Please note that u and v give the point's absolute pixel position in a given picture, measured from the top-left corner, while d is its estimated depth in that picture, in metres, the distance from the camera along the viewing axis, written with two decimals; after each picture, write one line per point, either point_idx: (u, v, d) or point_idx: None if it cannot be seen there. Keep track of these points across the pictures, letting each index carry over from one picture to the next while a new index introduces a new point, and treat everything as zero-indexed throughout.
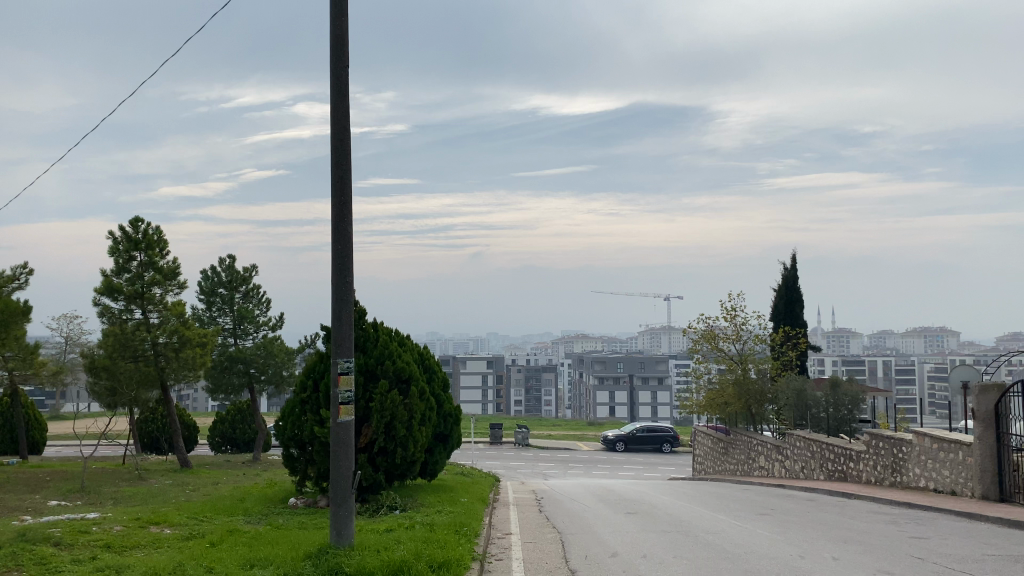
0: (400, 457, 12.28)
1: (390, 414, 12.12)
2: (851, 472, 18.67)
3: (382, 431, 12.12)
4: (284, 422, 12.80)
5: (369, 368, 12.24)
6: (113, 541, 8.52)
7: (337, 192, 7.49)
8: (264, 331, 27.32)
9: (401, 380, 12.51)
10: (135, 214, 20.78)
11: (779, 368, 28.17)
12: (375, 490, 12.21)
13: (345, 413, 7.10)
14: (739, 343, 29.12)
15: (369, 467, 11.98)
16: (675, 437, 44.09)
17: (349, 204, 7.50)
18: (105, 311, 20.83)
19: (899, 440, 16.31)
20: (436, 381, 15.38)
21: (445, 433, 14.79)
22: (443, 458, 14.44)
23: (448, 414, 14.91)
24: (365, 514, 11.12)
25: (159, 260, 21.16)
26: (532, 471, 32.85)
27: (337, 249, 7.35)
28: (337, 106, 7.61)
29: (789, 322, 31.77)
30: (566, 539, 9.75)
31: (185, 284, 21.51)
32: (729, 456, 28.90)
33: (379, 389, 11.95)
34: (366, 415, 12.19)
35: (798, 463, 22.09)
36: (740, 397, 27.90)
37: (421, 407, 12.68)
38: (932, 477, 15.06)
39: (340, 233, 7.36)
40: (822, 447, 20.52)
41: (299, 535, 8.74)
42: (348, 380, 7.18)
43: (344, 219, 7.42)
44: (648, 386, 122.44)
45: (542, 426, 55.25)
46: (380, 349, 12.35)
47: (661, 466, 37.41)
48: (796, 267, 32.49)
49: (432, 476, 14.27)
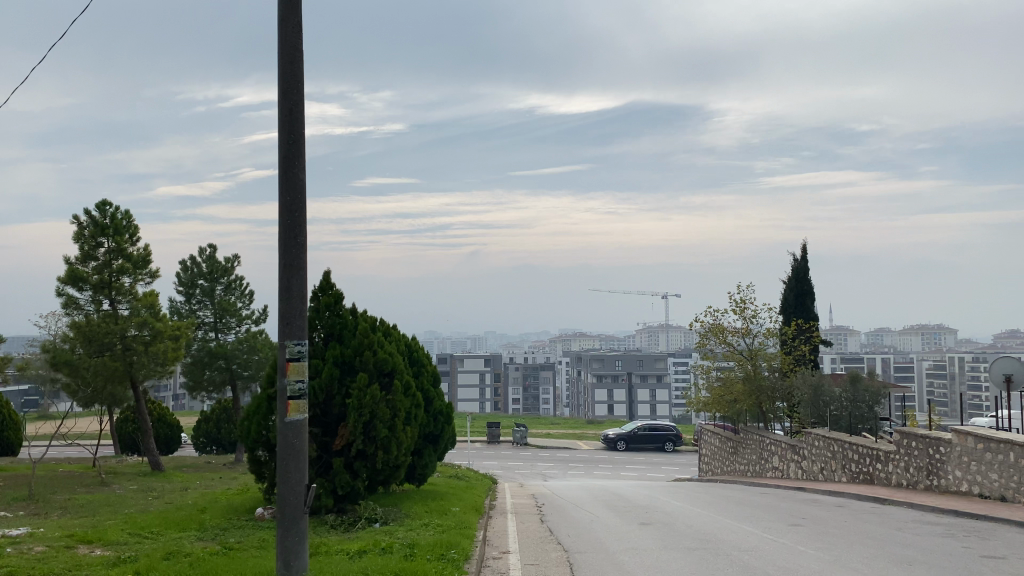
0: (382, 462, 10.73)
1: (370, 412, 10.57)
2: (878, 474, 17.16)
3: (361, 432, 10.54)
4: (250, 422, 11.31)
5: (346, 360, 10.76)
6: (20, 568, 6.99)
7: (285, 124, 5.76)
8: (247, 324, 25.74)
9: (383, 374, 11.04)
10: (102, 197, 19.27)
11: (791, 363, 26.58)
12: (353, 500, 10.69)
13: (296, 411, 5.58)
14: (749, 336, 27.70)
15: (345, 473, 10.43)
16: (678, 436, 42.56)
17: (300, 142, 5.81)
18: (68, 303, 19.21)
19: (936, 440, 14.82)
20: (425, 376, 13.90)
21: (435, 433, 13.31)
22: (433, 461, 12.94)
23: (437, 413, 13.47)
24: (339, 529, 9.63)
25: (128, 246, 19.53)
26: (532, 472, 31.37)
27: (285, 202, 5.70)
28: (285, 17, 5.87)
29: (800, 315, 30.17)
30: (575, 561, 8.19)
31: (157, 273, 19.94)
32: (738, 457, 27.39)
33: (358, 384, 10.45)
34: (342, 413, 10.63)
35: (817, 464, 20.53)
36: (751, 394, 26.34)
37: (406, 405, 11.16)
38: (976, 481, 13.60)
39: (290, 183, 5.69)
40: (843, 447, 19.02)
41: (249, 558, 7.23)
42: (299, 369, 5.61)
43: (295, 164, 5.75)
44: (646, 383, 121.15)
45: (541, 425, 53.77)
46: (359, 338, 10.84)
47: (664, 466, 35.84)
48: (806, 257, 30.92)
49: (420, 481, 12.78)
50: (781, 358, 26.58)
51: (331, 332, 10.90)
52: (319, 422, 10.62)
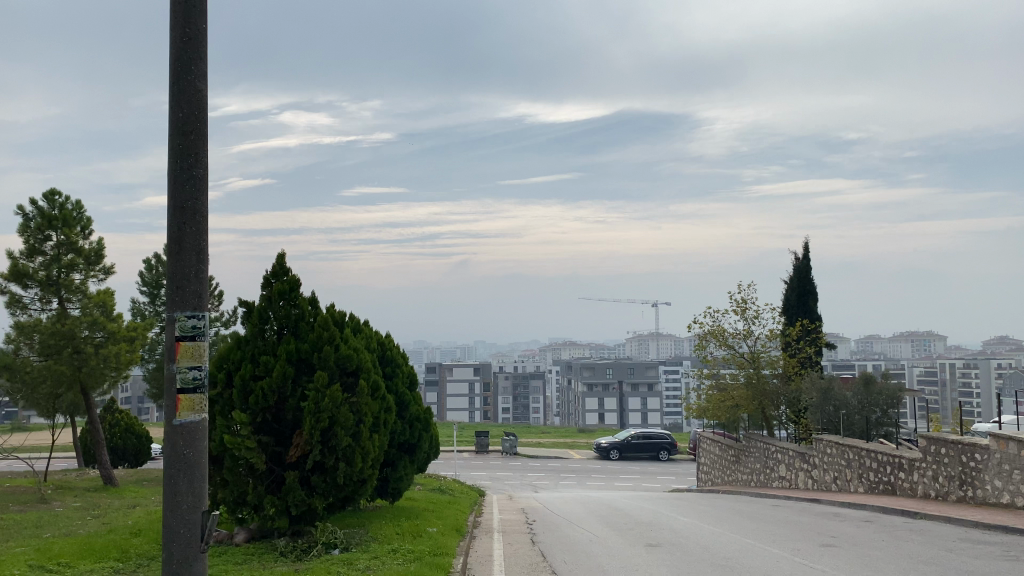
0: (345, 476, 9.09)
1: (330, 417, 8.93)
2: (901, 484, 15.67)
3: (319, 441, 8.92)
4: None
5: (303, 356, 9.21)
6: None
7: (177, 16, 4.17)
8: (216, 327, 23.89)
9: (346, 373, 9.49)
10: (50, 186, 17.67)
11: (796, 367, 24.98)
12: (310, 521, 9.10)
13: (189, 410, 3.99)
14: (751, 339, 25.88)
15: (299, 490, 8.81)
16: (673, 444, 41.02)
17: (201, 42, 4.22)
18: (12, 302, 17.47)
19: (970, 446, 13.36)
20: (399, 377, 12.32)
21: (411, 443, 11.73)
22: (409, 474, 11.37)
23: (414, 419, 11.90)
24: (290, 557, 8.04)
25: (79, 240, 17.88)
26: (522, 482, 29.75)
27: (176, 119, 4.11)
28: None
29: (802, 317, 28.62)
30: None
31: (111, 269, 18.25)
32: (740, 466, 25.87)
33: (316, 383, 8.85)
34: (298, 420, 9.01)
35: (830, 473, 19.02)
36: (753, 399, 24.82)
37: (374, 409, 9.58)
38: (1019, 492, 12.16)
39: (181, 94, 4.10)
40: (859, 454, 17.52)
41: None
42: (196, 351, 4.02)
43: (191, 70, 4.16)
44: (637, 392, 119.75)
45: (531, 433, 52.09)
46: (318, 331, 9.27)
47: (661, 476, 34.24)
48: (808, 255, 29.40)
49: (394, 498, 11.21)
50: (786, 362, 24.91)
51: (287, 324, 9.34)
52: (270, 429, 9.01)
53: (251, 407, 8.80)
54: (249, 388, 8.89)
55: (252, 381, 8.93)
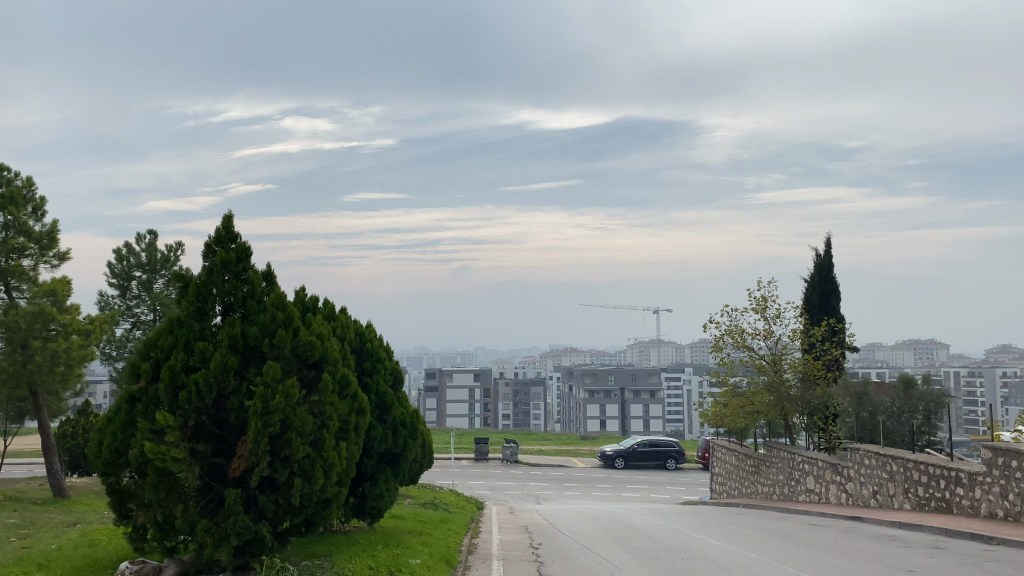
0: (301, 496, 7.14)
1: (283, 419, 6.98)
2: (960, 502, 13.68)
3: (268, 450, 6.94)
4: (102, 435, 7.41)
5: (252, 344, 7.31)
6: None
7: None
8: None
9: (307, 365, 7.61)
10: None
11: (821, 370, 22.92)
12: (259, 551, 7.13)
13: None
14: (772, 340, 23.78)
15: (242, 512, 6.86)
16: (681, 453, 38.90)
17: None
18: None
19: None
20: (381, 372, 10.42)
21: (394, 453, 9.80)
22: (392, 490, 9.46)
23: (399, 424, 9.99)
24: None
25: (29, 221, 15.98)
26: (524, 493, 27.72)
27: None
28: None
29: (824, 316, 26.63)
30: None
31: (65, 254, 16.31)
32: (761, 478, 23.82)
33: (264, 373, 6.94)
34: (243, 423, 7.07)
35: (869, 487, 17.02)
36: (776, 405, 22.63)
37: (341, 411, 7.69)
38: None
39: None
40: (905, 466, 15.51)
41: None
42: None
43: None
44: (641, 399, 117.63)
45: (535, 441, 49.99)
46: (270, 313, 7.39)
47: (670, 487, 32.17)
48: (831, 250, 27.40)
49: (373, 518, 9.31)
50: (809, 365, 22.77)
51: (234, 305, 7.44)
52: (208, 436, 7.08)
53: (180, 407, 6.83)
54: (180, 383, 6.92)
55: (185, 374, 6.98)
